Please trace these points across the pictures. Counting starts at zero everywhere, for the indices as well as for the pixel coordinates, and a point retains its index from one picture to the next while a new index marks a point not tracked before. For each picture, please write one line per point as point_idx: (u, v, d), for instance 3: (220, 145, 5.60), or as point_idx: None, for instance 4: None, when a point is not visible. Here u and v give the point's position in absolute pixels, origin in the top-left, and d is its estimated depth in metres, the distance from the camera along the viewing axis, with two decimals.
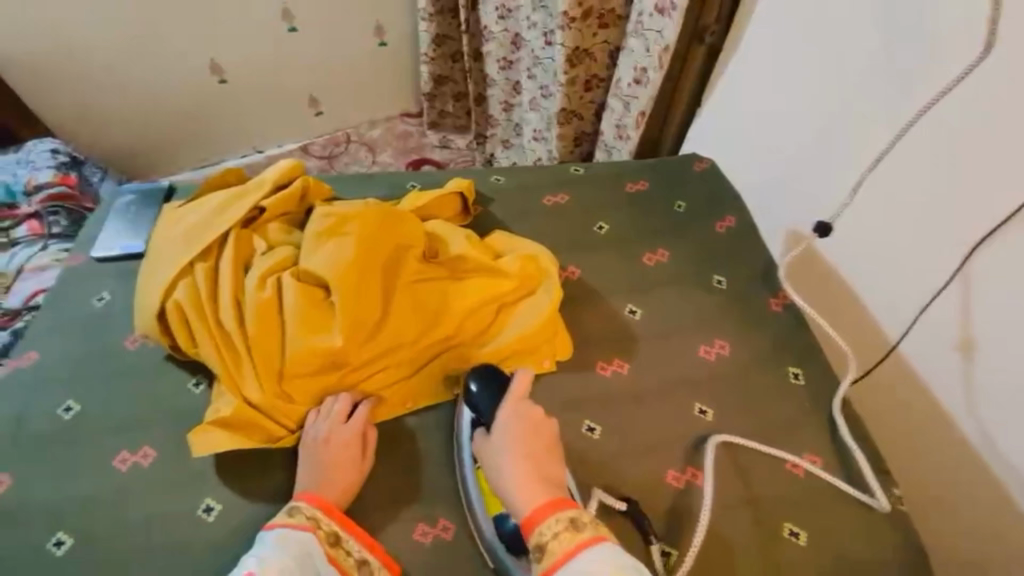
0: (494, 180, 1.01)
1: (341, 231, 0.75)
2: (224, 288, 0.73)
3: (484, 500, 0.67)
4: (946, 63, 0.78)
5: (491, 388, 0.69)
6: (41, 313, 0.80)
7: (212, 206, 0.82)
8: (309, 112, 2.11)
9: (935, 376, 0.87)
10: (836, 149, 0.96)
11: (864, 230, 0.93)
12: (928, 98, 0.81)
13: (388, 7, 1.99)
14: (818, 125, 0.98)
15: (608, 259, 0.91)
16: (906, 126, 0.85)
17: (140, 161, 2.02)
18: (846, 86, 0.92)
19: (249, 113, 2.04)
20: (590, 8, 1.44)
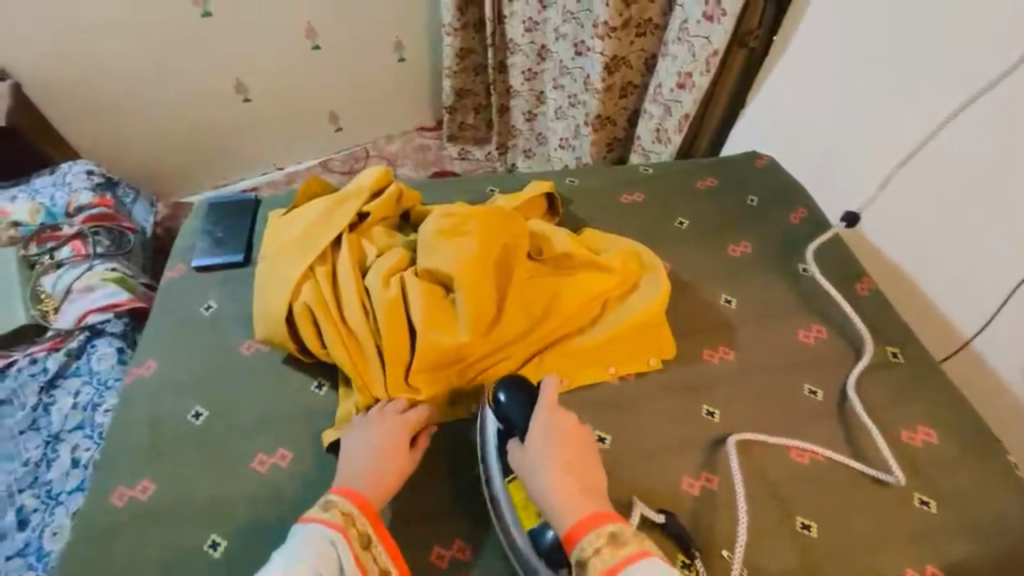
0: (570, 182, 1.05)
1: (461, 230, 0.78)
2: (348, 288, 0.76)
3: (518, 515, 0.64)
4: (1021, 33, 0.80)
5: (519, 391, 0.67)
6: (155, 325, 0.83)
7: (318, 211, 0.84)
8: (329, 127, 2.12)
9: (1010, 367, 0.88)
10: (899, 132, 0.97)
11: (924, 222, 0.96)
12: (971, 91, 0.87)
13: (410, 24, 2.03)
14: (879, 113, 1.00)
15: (695, 252, 0.94)
16: (971, 98, 0.87)
17: (163, 182, 2.02)
18: (909, 69, 0.94)
19: (271, 131, 2.05)
20: (629, 17, 1.49)
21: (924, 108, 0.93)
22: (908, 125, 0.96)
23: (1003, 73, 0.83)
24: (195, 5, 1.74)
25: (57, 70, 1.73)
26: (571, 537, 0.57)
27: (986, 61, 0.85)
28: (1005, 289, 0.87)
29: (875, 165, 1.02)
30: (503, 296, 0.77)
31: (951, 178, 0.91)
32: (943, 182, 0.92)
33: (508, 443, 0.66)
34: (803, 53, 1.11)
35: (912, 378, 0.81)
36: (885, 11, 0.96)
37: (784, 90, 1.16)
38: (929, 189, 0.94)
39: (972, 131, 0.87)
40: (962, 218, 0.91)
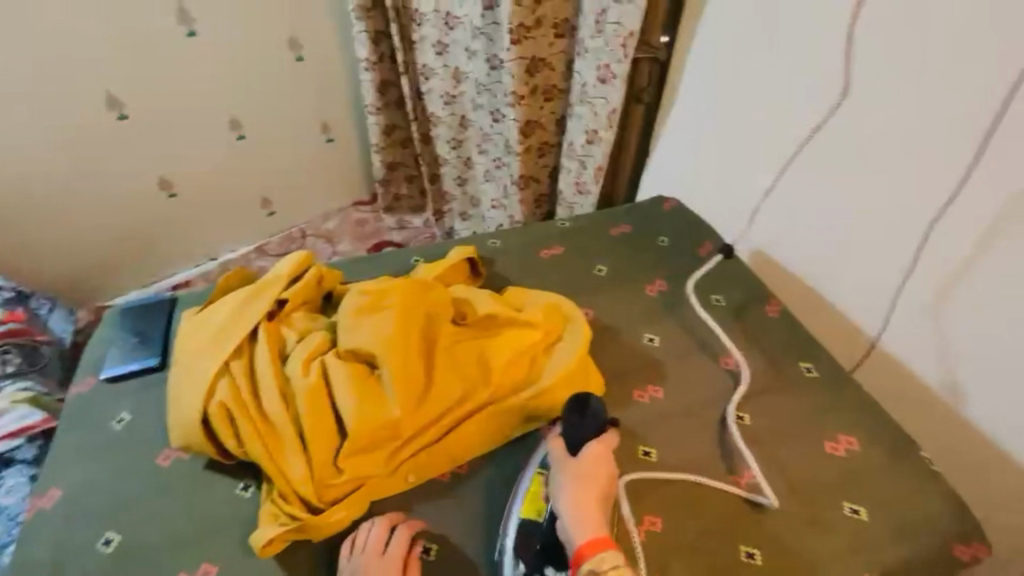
0: (492, 244, 1.09)
1: (380, 305, 0.78)
2: (266, 378, 0.73)
3: (525, 503, 0.71)
4: (833, 76, 1.01)
5: (581, 424, 0.73)
6: (61, 447, 0.78)
7: (233, 304, 0.83)
8: (261, 213, 2.14)
9: (916, 358, 0.98)
10: (765, 160, 1.15)
11: (809, 237, 1.11)
12: (808, 127, 1.06)
13: (334, 107, 2.11)
14: (754, 147, 1.17)
15: (615, 297, 0.99)
16: (813, 129, 1.05)
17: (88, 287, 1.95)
18: (769, 110, 1.13)
19: (202, 223, 2.03)
20: (535, 86, 1.61)
21: (785, 140, 1.11)
22: (769, 153, 1.15)
23: (835, 105, 1.01)
24: (110, 110, 1.74)
25: None
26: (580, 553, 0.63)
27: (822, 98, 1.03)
28: (887, 297, 1.00)
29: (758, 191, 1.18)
30: (432, 366, 0.77)
31: (821, 196, 1.06)
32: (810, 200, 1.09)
33: (552, 450, 0.73)
34: (688, 101, 1.31)
35: (827, 390, 0.86)
36: (744, 65, 1.15)
37: (679, 133, 1.35)
38: (796, 205, 1.11)
39: (823, 152, 1.04)
40: (836, 229, 1.06)
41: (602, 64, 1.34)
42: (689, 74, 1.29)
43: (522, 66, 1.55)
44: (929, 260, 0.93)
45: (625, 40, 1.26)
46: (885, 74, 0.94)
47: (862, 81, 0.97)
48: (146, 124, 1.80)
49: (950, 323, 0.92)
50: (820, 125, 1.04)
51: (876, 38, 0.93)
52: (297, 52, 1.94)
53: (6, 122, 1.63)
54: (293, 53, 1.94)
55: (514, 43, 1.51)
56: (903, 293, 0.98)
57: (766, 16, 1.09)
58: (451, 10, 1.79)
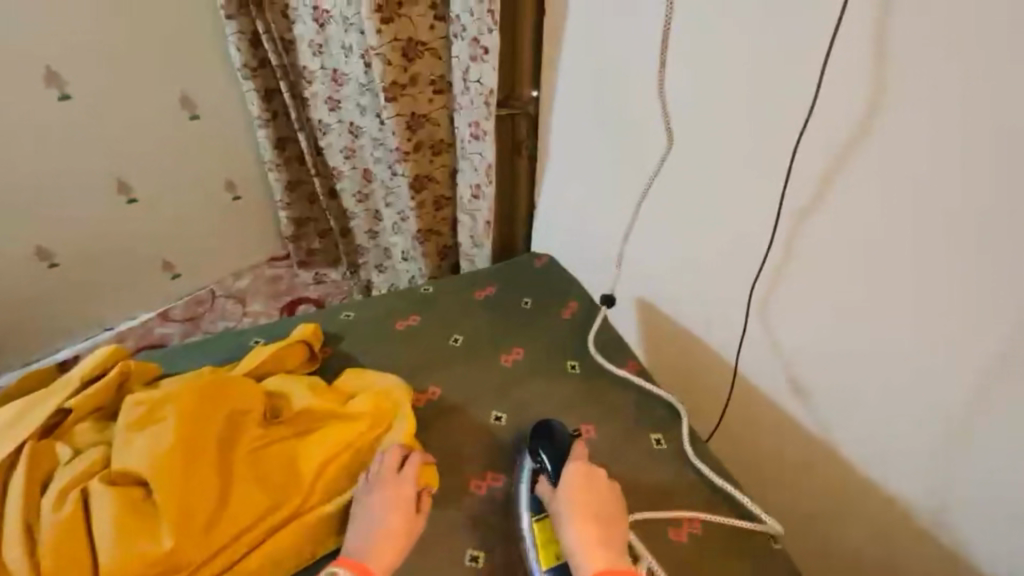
0: (345, 317, 1.01)
1: (158, 417, 0.73)
2: (12, 516, 0.66)
3: (540, 552, 0.72)
4: (657, 114, 1.08)
5: (554, 449, 0.78)
6: None
7: (0, 421, 0.74)
8: (164, 276, 2.13)
9: (763, 380, 1.12)
10: (626, 191, 1.22)
11: (671, 272, 1.19)
12: (656, 161, 1.13)
13: (235, 165, 2.11)
14: (610, 179, 1.24)
15: (469, 372, 0.92)
16: (659, 162, 1.12)
17: None
18: (631, 166, 1.18)
19: (96, 293, 2.03)
20: (420, 141, 1.58)
21: (644, 192, 1.18)
22: (628, 185, 1.21)
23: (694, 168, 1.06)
24: None
25: None
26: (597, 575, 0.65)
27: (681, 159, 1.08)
28: (734, 322, 1.12)
29: (633, 241, 1.25)
30: (226, 478, 0.72)
31: (681, 221, 1.13)
32: (670, 227, 1.15)
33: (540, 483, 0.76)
34: (551, 141, 1.35)
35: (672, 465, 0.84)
36: (603, 124, 1.21)
37: (550, 174, 1.39)
38: (658, 231, 1.18)
39: (671, 182, 1.11)
40: (693, 254, 1.13)
41: (472, 121, 1.32)
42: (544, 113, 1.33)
43: (402, 123, 1.53)
44: (763, 290, 1.04)
45: (486, 98, 1.25)
46: (692, 106, 1.02)
47: (680, 115, 1.05)
48: (18, 199, 1.78)
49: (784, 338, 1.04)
50: (662, 158, 1.11)
51: (677, 73, 1.02)
52: (190, 112, 1.94)
53: None
54: (187, 111, 1.94)
55: (390, 100, 1.48)
56: (745, 326, 1.10)
57: (585, 68, 1.19)
58: (337, 67, 1.75)
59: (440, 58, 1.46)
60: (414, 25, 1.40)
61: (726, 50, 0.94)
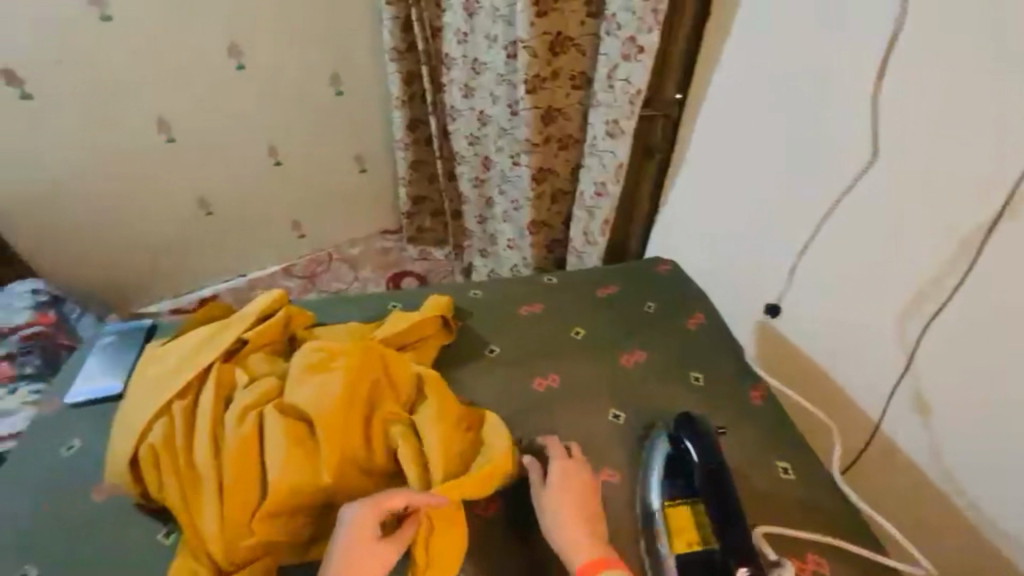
0: (472, 295, 1.07)
1: (329, 367, 0.82)
2: (202, 424, 0.76)
3: (670, 538, 0.70)
4: (858, 139, 0.99)
5: (699, 440, 0.74)
6: (10, 469, 0.82)
7: (194, 341, 0.86)
8: (292, 235, 2.35)
9: (906, 442, 1.01)
10: (797, 218, 1.13)
11: (818, 305, 1.12)
12: (841, 189, 1.04)
13: (368, 141, 2.29)
14: (774, 199, 1.16)
15: (589, 366, 0.93)
16: (845, 189, 1.03)
17: (130, 288, 2.22)
18: (775, 184, 1.16)
19: (236, 243, 2.28)
20: (549, 134, 1.61)
21: (786, 211, 1.15)
22: (800, 212, 1.12)
23: (850, 194, 1.02)
24: (160, 132, 2.00)
25: (27, 197, 1.94)
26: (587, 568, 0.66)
27: (834, 183, 1.05)
28: (896, 366, 1.01)
29: (766, 259, 1.21)
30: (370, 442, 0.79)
31: (858, 253, 1.03)
32: (839, 259, 1.06)
33: (675, 475, 0.76)
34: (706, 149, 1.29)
35: (802, 497, 0.79)
36: (757, 138, 1.17)
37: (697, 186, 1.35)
38: (825, 263, 1.09)
39: (856, 211, 1.02)
40: (858, 290, 1.04)
41: (610, 119, 1.32)
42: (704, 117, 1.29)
43: (536, 115, 1.56)
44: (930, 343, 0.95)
45: (632, 97, 1.26)
46: (906, 131, 0.92)
47: (890, 139, 0.95)
48: (194, 153, 2.07)
49: (930, 383, 0.96)
50: (850, 186, 1.02)
51: (896, 91, 0.92)
52: (336, 87, 2.14)
53: (63, 145, 1.91)
54: (333, 87, 2.13)
55: (530, 91, 1.51)
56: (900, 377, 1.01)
57: (779, 73, 1.10)
58: (478, 56, 1.82)
59: (584, 54, 1.48)
60: (564, 20, 1.43)
61: (915, 59, 0.89)
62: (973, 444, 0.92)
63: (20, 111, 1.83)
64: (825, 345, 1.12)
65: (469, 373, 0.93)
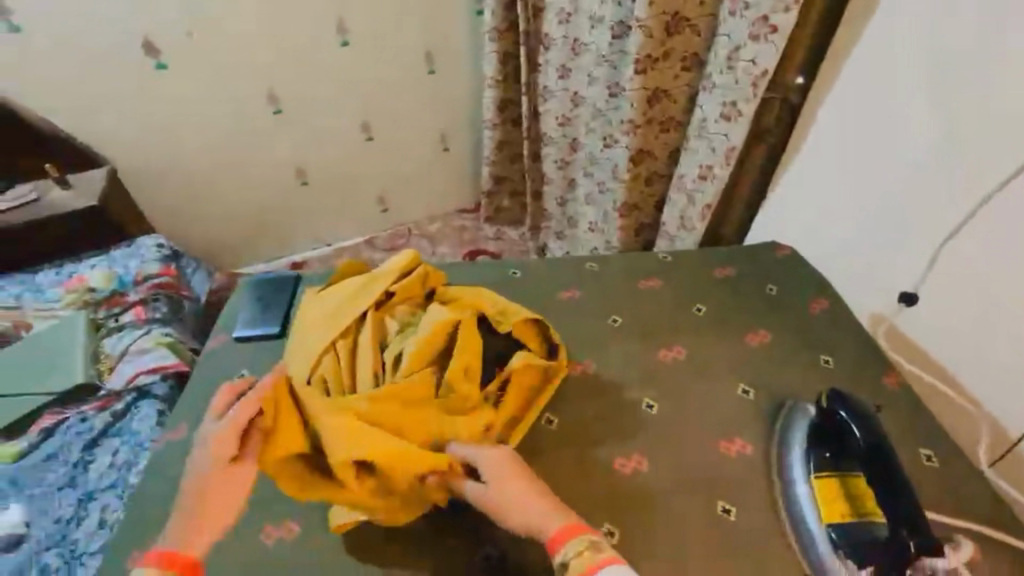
0: (590, 267, 1.10)
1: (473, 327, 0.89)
2: (364, 363, 0.85)
3: (821, 508, 0.72)
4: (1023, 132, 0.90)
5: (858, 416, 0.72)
6: (195, 391, 0.93)
7: (349, 290, 0.94)
8: (378, 208, 2.46)
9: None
10: (936, 214, 1.05)
11: (943, 303, 1.06)
12: (991, 186, 0.96)
13: (455, 120, 2.34)
14: (912, 192, 1.09)
15: (713, 342, 0.95)
16: (996, 187, 0.95)
17: (232, 250, 2.40)
18: (905, 175, 1.10)
19: (326, 214, 2.41)
20: (652, 116, 1.60)
21: (914, 205, 1.09)
22: (942, 210, 1.04)
23: (997, 189, 0.94)
24: (269, 105, 2.12)
25: (151, 160, 2.12)
26: (554, 541, 0.65)
27: (972, 175, 0.99)
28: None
29: (887, 253, 1.16)
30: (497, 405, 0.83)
31: (1002, 256, 0.95)
32: (980, 259, 0.99)
33: (819, 447, 0.77)
34: (834, 133, 1.23)
35: (951, 485, 0.78)
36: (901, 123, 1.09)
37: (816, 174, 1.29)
38: (963, 267, 1.02)
39: (1007, 209, 0.93)
40: (996, 293, 0.97)
41: (727, 101, 1.30)
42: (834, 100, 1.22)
43: (643, 96, 1.55)
44: None
45: (755, 79, 1.23)
46: None
47: None
48: (297, 125, 2.19)
49: None
50: (1004, 182, 0.93)
51: None
52: (430, 66, 2.20)
53: (184, 113, 2.07)
54: (427, 66, 2.20)
55: (639, 72, 1.51)
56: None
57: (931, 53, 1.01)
58: (580, 37, 1.81)
59: (699, 35, 1.46)
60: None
61: None
62: None
63: (153, 81, 1.98)
64: (957, 344, 1.06)
65: (595, 339, 0.97)
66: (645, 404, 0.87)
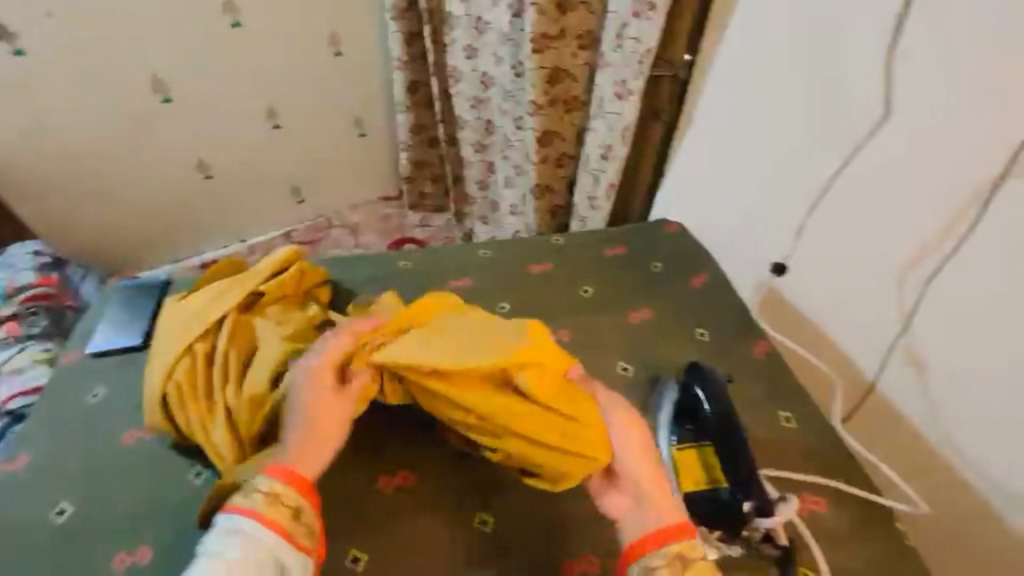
0: (481, 254, 1.09)
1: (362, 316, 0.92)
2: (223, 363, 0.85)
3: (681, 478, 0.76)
4: (874, 98, 0.97)
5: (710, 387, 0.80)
6: (42, 416, 0.90)
7: (214, 292, 0.93)
8: (292, 199, 2.33)
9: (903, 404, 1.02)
10: (804, 181, 1.11)
11: (813, 265, 1.13)
12: (849, 150, 1.02)
13: (367, 103, 2.24)
14: (786, 161, 1.14)
15: (596, 321, 0.97)
16: (854, 151, 1.01)
17: (128, 253, 2.20)
18: (773, 149, 1.16)
19: (234, 208, 2.25)
20: (555, 96, 1.58)
21: (783, 174, 1.15)
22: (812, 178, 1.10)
23: (846, 158, 1.03)
24: (156, 92, 1.95)
25: (29, 161, 1.94)
26: (664, 533, 0.68)
27: (832, 142, 1.05)
28: (890, 329, 1.02)
29: (768, 224, 1.21)
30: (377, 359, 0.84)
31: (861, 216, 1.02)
32: (846, 223, 1.05)
33: (683, 421, 0.81)
34: (716, 108, 1.27)
35: (806, 445, 0.85)
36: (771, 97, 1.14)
37: (702, 149, 1.33)
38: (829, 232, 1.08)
39: (864, 172, 1.01)
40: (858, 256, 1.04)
41: (618, 80, 1.31)
42: (714, 76, 1.26)
43: (543, 75, 1.53)
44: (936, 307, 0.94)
45: (641, 57, 1.23)
46: (916, 85, 0.92)
47: (907, 97, 0.93)
48: (190, 114, 2.02)
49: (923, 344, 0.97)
50: (860, 147, 1.00)
51: (916, 41, 0.90)
52: (335, 48, 2.09)
53: (57, 104, 1.87)
54: (331, 47, 2.08)
55: (536, 52, 1.50)
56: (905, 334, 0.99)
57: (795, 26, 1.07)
58: (482, 15, 1.77)
59: (593, 13, 1.46)
60: None
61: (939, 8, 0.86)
62: (954, 394, 0.95)
63: (14, 69, 1.79)
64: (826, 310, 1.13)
65: None
66: None
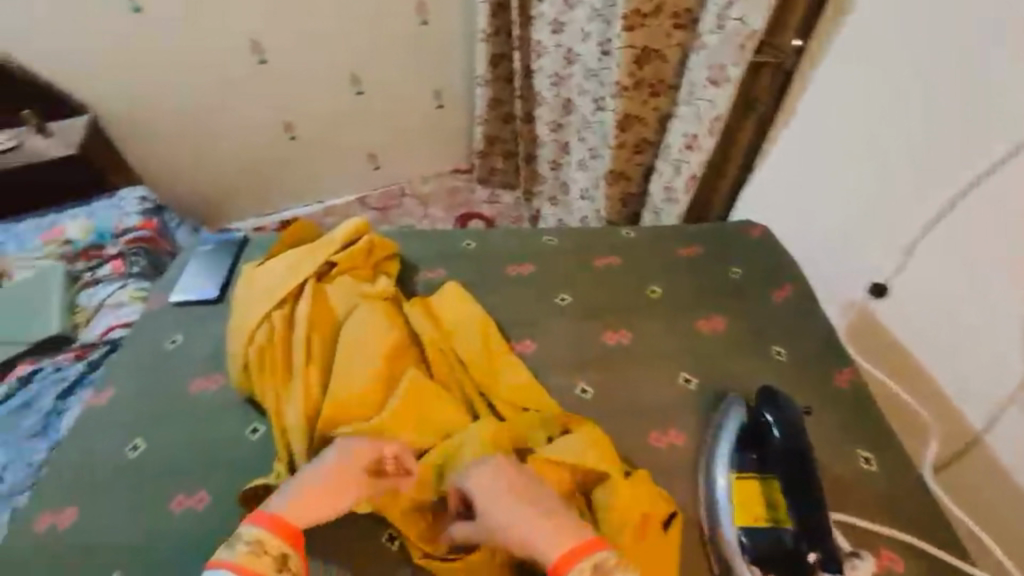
0: (546, 241, 1.06)
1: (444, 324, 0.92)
2: (298, 329, 0.87)
3: (735, 509, 0.72)
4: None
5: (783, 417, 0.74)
6: (125, 357, 0.98)
7: (291, 260, 0.97)
8: (369, 165, 2.38)
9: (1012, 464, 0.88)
10: (921, 196, 0.98)
11: (920, 291, 1.00)
12: (984, 166, 0.88)
13: (447, 74, 2.23)
14: (902, 171, 1.01)
15: (660, 326, 0.92)
16: (991, 167, 0.87)
17: (213, 208, 2.31)
18: (887, 155, 1.03)
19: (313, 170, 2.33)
20: (642, 78, 1.48)
21: (895, 186, 1.02)
22: (931, 193, 0.96)
23: (979, 173, 0.88)
24: (253, 54, 2.03)
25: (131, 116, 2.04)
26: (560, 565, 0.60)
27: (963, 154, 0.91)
28: (1005, 374, 0.88)
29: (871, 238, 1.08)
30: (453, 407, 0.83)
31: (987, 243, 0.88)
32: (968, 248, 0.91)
33: (746, 449, 0.77)
34: (825, 105, 1.14)
35: (884, 492, 0.77)
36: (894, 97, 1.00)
37: (802, 149, 1.20)
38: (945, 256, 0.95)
39: (999, 192, 0.86)
40: (976, 288, 0.91)
41: (714, 64, 1.20)
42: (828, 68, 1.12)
43: (631, 55, 1.44)
44: None
45: (744, 41, 1.13)
46: None
47: None
48: (280, 75, 2.09)
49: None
50: (997, 164, 0.86)
51: None
52: (422, 17, 2.09)
53: (155, 59, 1.95)
54: (418, 16, 2.08)
55: (626, 29, 1.40)
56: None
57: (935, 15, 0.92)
58: None
59: None
60: None
61: None
62: None
63: (127, 25, 1.88)
64: (926, 342, 1.00)
65: (540, 320, 0.95)
66: (579, 389, 0.86)
